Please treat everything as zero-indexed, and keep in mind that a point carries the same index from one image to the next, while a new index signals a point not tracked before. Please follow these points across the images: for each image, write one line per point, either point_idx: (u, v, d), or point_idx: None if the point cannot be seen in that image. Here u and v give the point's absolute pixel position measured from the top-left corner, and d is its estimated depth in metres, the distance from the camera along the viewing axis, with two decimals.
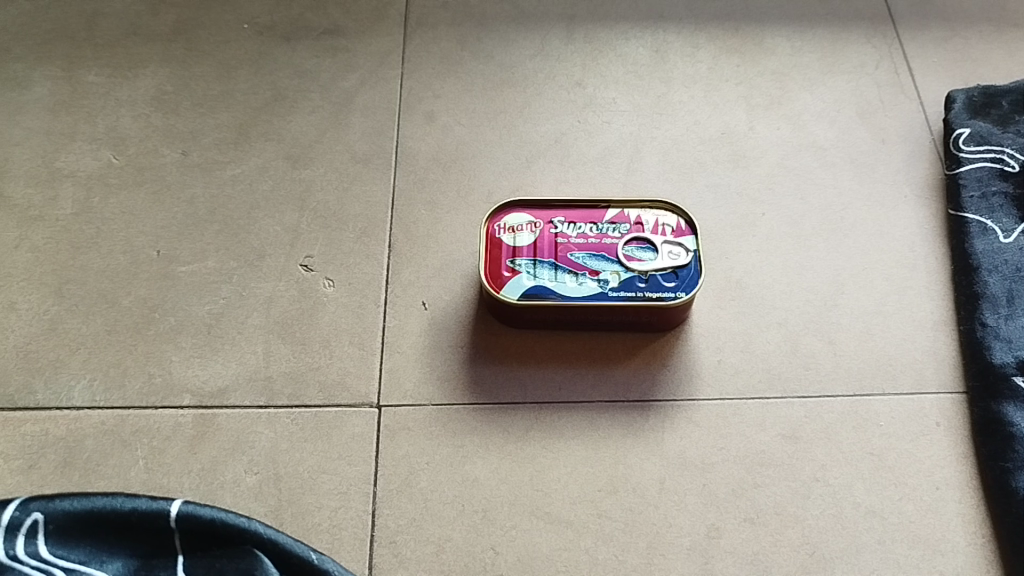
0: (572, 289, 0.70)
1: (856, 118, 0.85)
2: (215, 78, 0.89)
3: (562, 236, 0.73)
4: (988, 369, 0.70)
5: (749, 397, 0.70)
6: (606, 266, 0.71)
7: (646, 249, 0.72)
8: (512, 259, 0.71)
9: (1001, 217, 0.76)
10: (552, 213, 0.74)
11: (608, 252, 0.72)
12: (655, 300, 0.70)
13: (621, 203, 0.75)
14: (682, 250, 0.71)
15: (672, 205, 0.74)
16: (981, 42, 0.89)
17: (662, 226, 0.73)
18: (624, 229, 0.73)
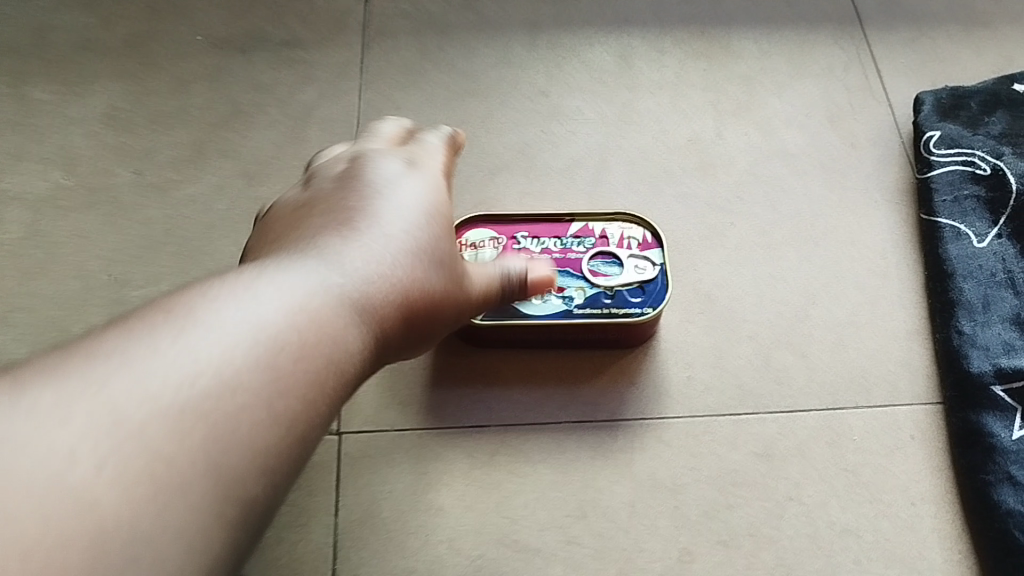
0: (537, 307, 0.68)
1: (825, 123, 0.83)
2: (169, 93, 0.86)
3: (525, 252, 0.71)
4: (966, 379, 0.68)
5: (720, 415, 0.69)
6: (571, 282, 0.69)
7: (611, 263, 0.70)
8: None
9: (974, 221, 0.75)
10: (516, 229, 0.72)
11: (573, 267, 0.70)
12: (622, 316, 0.67)
13: (586, 217, 0.73)
14: (648, 264, 0.69)
15: (638, 217, 0.72)
16: (949, 43, 0.88)
17: (628, 239, 0.71)
18: (589, 244, 0.71)
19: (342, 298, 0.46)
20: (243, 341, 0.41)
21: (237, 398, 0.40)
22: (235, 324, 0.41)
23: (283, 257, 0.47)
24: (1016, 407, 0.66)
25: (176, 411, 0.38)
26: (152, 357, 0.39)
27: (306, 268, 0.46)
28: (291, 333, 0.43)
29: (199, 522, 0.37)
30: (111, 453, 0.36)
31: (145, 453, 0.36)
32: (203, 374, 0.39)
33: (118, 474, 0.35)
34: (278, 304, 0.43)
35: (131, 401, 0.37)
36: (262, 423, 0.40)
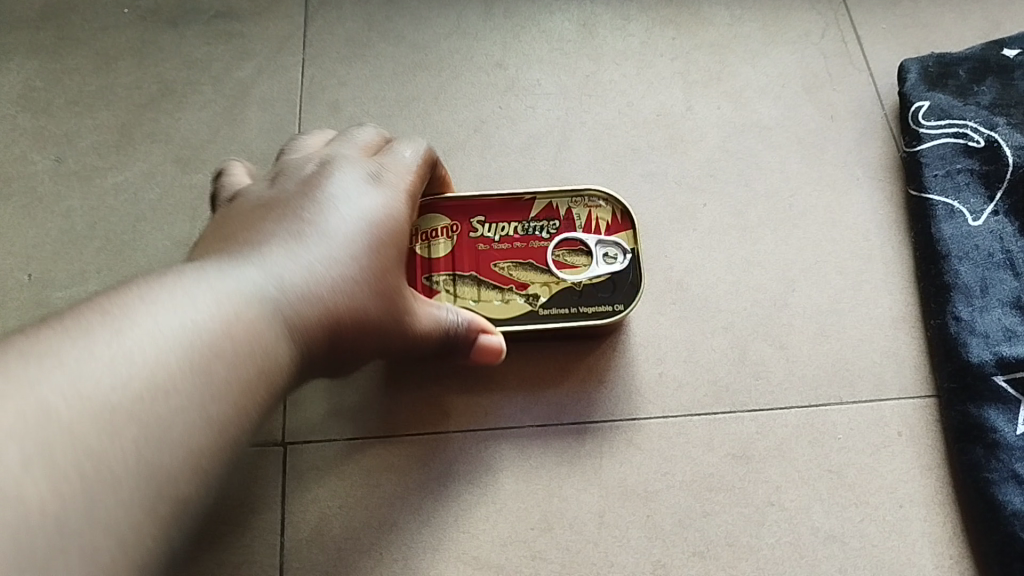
0: (499, 310, 0.63)
1: (802, 94, 0.78)
2: (92, 71, 0.79)
3: (483, 241, 0.65)
4: (965, 369, 0.63)
5: (695, 414, 0.64)
6: (535, 277, 0.63)
7: (578, 251, 0.64)
8: (429, 275, 0.63)
9: (968, 198, 0.69)
10: (471, 212, 0.66)
11: (536, 258, 0.64)
12: (590, 316, 0.63)
13: (548, 193, 0.66)
14: (617, 253, 0.64)
15: (605, 193, 0.66)
16: (933, 4, 0.82)
17: (594, 220, 0.65)
18: (552, 228, 0.65)
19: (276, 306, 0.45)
20: (168, 345, 0.38)
21: (173, 401, 0.37)
22: (188, 325, 0.39)
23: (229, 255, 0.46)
24: (1020, 398, 0.61)
25: (168, 402, 0.37)
26: (105, 351, 0.36)
27: (245, 271, 0.45)
28: (249, 337, 0.42)
29: (155, 510, 0.36)
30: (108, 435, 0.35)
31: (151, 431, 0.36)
32: (142, 373, 0.37)
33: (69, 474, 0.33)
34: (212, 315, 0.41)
35: (79, 397, 0.34)
36: (227, 410, 0.40)
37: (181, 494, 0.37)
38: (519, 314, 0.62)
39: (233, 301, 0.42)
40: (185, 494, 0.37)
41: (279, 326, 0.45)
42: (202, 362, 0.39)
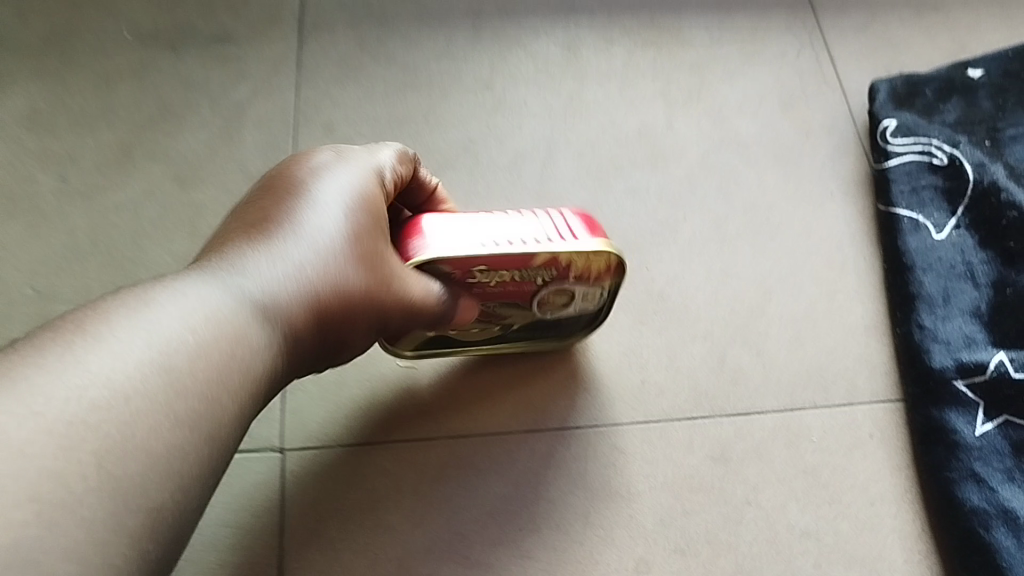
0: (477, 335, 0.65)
1: (778, 112, 0.81)
2: (94, 93, 0.82)
3: (478, 286, 0.60)
4: (928, 375, 0.66)
5: (676, 419, 0.67)
6: (516, 314, 0.63)
7: (562, 295, 0.63)
8: (426, 327, 0.60)
9: (932, 212, 0.73)
10: (472, 262, 0.58)
11: (522, 297, 0.62)
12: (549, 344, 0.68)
13: (549, 245, 0.58)
14: (596, 293, 0.63)
15: (608, 248, 0.60)
16: (902, 26, 0.85)
17: (589, 269, 0.61)
18: (548, 274, 0.60)
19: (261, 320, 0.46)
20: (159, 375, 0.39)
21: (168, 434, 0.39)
22: (174, 335, 0.41)
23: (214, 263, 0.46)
24: (978, 402, 0.65)
25: (168, 406, 0.39)
26: (102, 361, 0.38)
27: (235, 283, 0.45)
28: (240, 336, 0.44)
29: (171, 503, 0.38)
30: (119, 443, 0.36)
31: (156, 434, 0.38)
32: (131, 386, 0.38)
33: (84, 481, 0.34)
34: (203, 322, 0.42)
35: (80, 413, 0.36)
36: (226, 415, 0.42)
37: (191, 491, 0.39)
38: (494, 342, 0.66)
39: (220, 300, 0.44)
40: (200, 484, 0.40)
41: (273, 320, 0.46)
42: (199, 370, 0.41)
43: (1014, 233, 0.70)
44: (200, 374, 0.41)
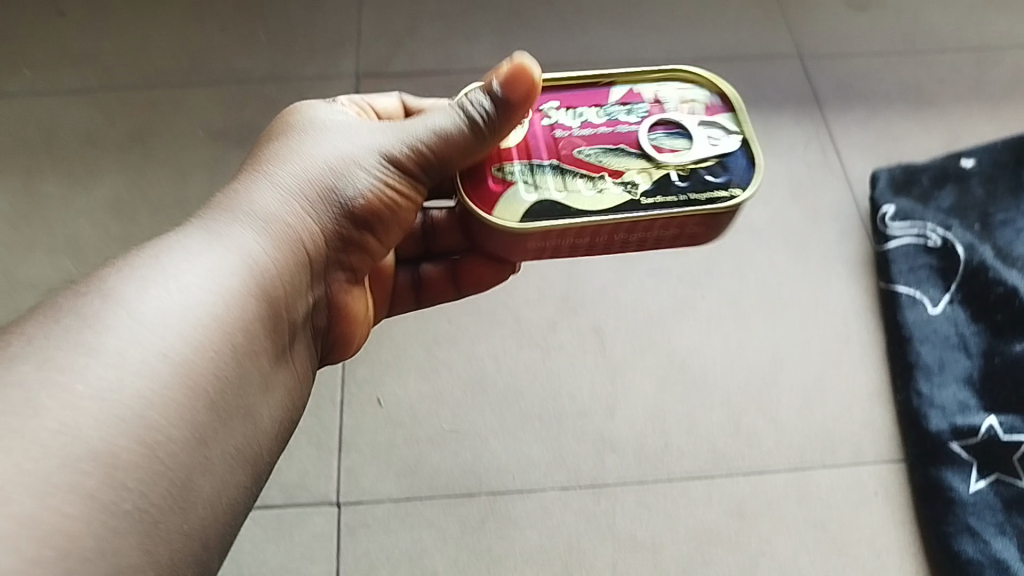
0: (592, 201, 0.49)
1: (789, 199, 0.88)
2: (172, 185, 0.92)
3: (562, 127, 0.52)
4: (926, 437, 0.73)
5: (696, 477, 0.73)
6: (631, 164, 0.50)
7: (675, 135, 0.52)
8: (497, 165, 0.51)
9: (928, 288, 0.81)
10: (543, 97, 0.53)
11: (628, 143, 0.51)
12: (704, 203, 0.49)
13: (630, 75, 0.54)
14: (718, 130, 0.52)
15: (696, 73, 0.55)
16: (900, 121, 0.93)
17: (689, 102, 0.54)
18: (640, 111, 0.53)
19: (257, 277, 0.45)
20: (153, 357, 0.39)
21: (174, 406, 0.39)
22: (164, 310, 0.40)
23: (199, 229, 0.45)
24: (971, 461, 0.72)
25: (159, 340, 0.39)
26: (77, 319, 0.39)
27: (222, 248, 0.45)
28: (230, 258, 0.44)
29: (185, 428, 0.39)
30: (115, 381, 0.37)
31: (152, 360, 0.39)
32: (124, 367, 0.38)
33: (84, 420, 0.36)
34: (186, 257, 0.43)
35: (86, 405, 0.36)
36: (227, 360, 0.42)
37: (205, 417, 0.40)
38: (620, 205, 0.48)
39: (201, 233, 0.45)
40: (216, 408, 0.41)
41: (275, 237, 0.46)
42: (192, 320, 0.41)
43: (1002, 306, 0.78)
44: (191, 298, 0.42)
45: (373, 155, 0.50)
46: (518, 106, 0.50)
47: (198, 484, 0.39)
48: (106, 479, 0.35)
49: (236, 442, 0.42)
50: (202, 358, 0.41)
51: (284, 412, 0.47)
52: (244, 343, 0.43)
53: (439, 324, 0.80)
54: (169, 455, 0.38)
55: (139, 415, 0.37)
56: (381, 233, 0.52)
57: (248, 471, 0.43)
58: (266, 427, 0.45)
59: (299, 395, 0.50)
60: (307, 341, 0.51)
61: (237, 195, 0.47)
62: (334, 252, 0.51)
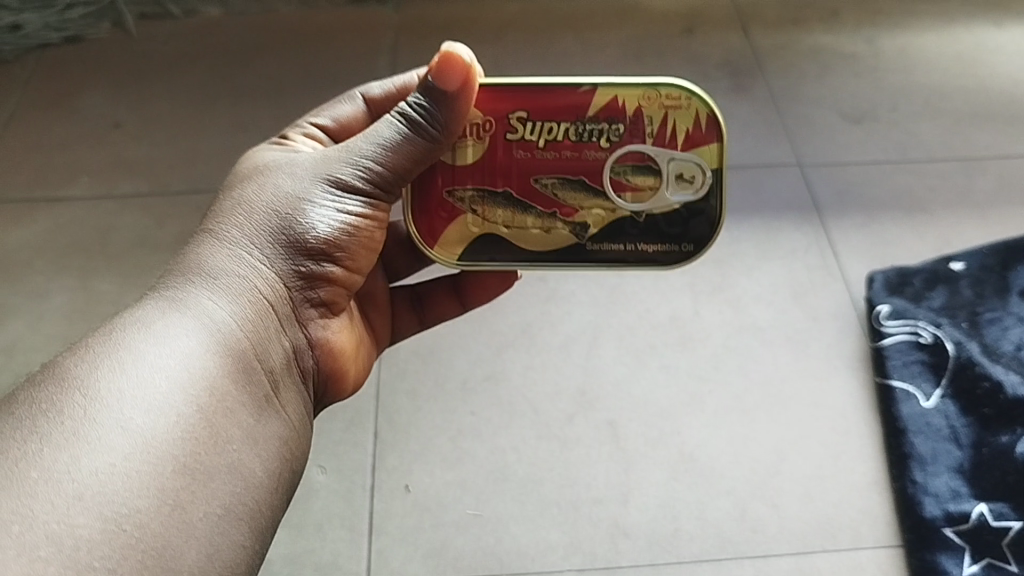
0: (539, 239, 0.56)
1: (791, 299, 0.94)
2: None
3: (524, 147, 0.55)
4: (922, 523, 0.78)
5: (705, 560, 0.78)
6: (585, 200, 0.56)
7: (644, 169, 0.55)
8: (448, 190, 0.57)
9: (920, 382, 0.86)
10: (511, 104, 0.55)
11: (588, 174, 0.55)
12: (648, 255, 0.56)
13: (616, 84, 0.54)
14: (689, 169, 0.55)
15: (687, 90, 0.54)
16: (894, 226, 1.00)
17: (671, 125, 0.55)
18: (615, 132, 0.55)
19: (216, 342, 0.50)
20: (123, 430, 0.44)
21: (149, 472, 0.44)
22: (128, 389, 0.45)
23: (163, 311, 0.50)
24: (965, 546, 0.77)
25: (124, 415, 0.44)
26: (40, 412, 0.44)
27: (184, 324, 0.50)
28: (181, 328, 0.49)
29: (152, 496, 0.43)
30: (72, 467, 0.42)
31: (108, 437, 0.43)
32: (95, 448, 0.43)
33: (42, 507, 0.40)
34: (147, 337, 0.48)
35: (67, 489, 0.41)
36: (199, 421, 0.47)
37: (184, 477, 0.45)
38: (561, 247, 0.56)
39: (156, 311, 0.50)
40: (186, 471, 0.45)
41: (230, 305, 0.52)
42: (156, 394, 0.46)
43: (988, 401, 0.83)
44: (142, 372, 0.46)
45: (329, 200, 0.55)
46: (460, 94, 0.53)
47: (178, 548, 0.43)
48: (68, 560, 0.40)
49: (220, 498, 0.46)
50: (159, 425, 0.45)
51: (280, 459, 0.51)
52: (208, 403, 0.47)
53: (462, 415, 0.86)
54: (138, 528, 0.42)
55: (98, 492, 0.42)
56: (351, 262, 0.57)
57: (243, 528, 0.47)
58: (259, 479, 0.49)
59: (297, 437, 0.54)
60: (298, 381, 0.56)
61: (195, 273, 0.53)
62: (303, 297, 0.56)
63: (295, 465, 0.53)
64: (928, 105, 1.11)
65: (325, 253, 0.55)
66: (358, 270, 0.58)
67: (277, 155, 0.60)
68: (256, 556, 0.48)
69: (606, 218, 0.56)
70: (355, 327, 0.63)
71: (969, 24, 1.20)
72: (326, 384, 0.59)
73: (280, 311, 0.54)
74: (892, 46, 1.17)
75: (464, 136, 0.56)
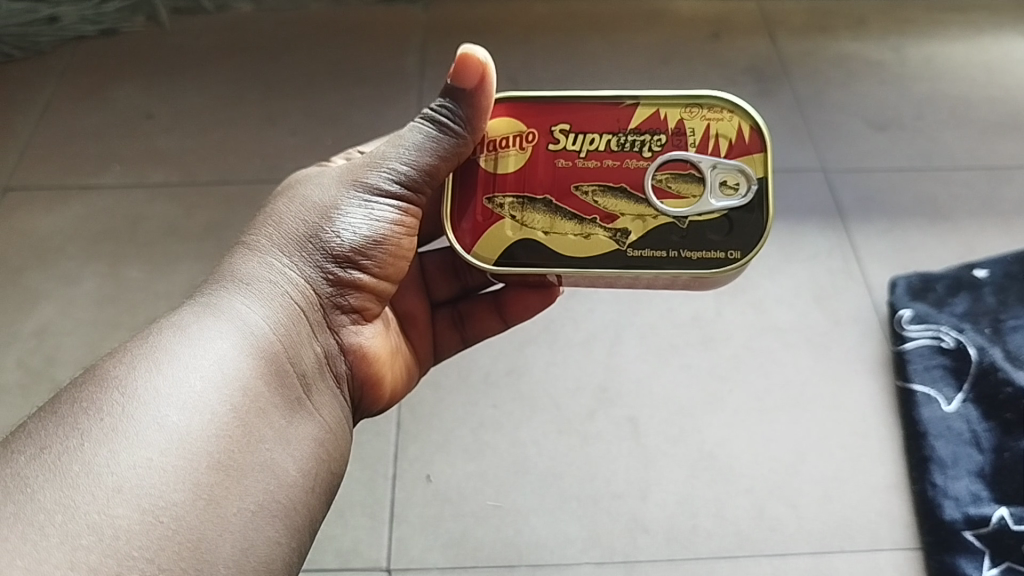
0: (578, 246, 0.54)
1: (813, 302, 0.94)
2: None
3: (565, 156, 0.55)
4: (941, 526, 0.79)
5: (722, 557, 0.79)
6: (626, 207, 0.54)
7: (687, 176, 0.54)
8: (488, 197, 0.55)
9: (942, 386, 0.86)
10: (553, 116, 0.56)
11: (630, 182, 0.54)
12: (694, 262, 0.53)
13: (656, 99, 0.55)
14: (735, 176, 0.53)
15: (729, 102, 0.54)
16: (918, 232, 1.00)
17: (713, 137, 0.54)
18: (657, 143, 0.54)
19: (250, 346, 0.51)
20: (161, 426, 0.45)
21: (186, 465, 0.44)
22: (165, 387, 0.46)
23: (198, 314, 0.51)
24: (984, 550, 0.77)
25: (162, 412, 0.45)
26: (79, 410, 0.45)
27: (220, 328, 0.51)
28: (217, 331, 0.50)
29: (189, 490, 0.44)
30: (111, 461, 0.43)
31: (146, 433, 0.44)
32: (135, 442, 0.44)
33: (84, 498, 0.41)
34: (183, 339, 0.49)
35: (108, 480, 0.42)
36: (234, 420, 0.47)
37: (219, 475, 0.45)
38: (602, 254, 0.53)
39: (191, 315, 0.51)
40: (222, 468, 0.46)
41: (263, 309, 0.53)
42: (192, 392, 0.47)
43: (1011, 405, 0.83)
44: (178, 372, 0.47)
45: (363, 214, 0.57)
46: (482, 101, 0.55)
47: (212, 542, 0.44)
48: (108, 549, 0.40)
49: (254, 494, 0.47)
50: (195, 423, 0.46)
51: (314, 460, 0.52)
52: (243, 403, 0.48)
53: (484, 408, 0.87)
54: (175, 520, 0.43)
55: (137, 485, 0.42)
56: (382, 270, 0.58)
57: (278, 525, 0.47)
58: (292, 478, 0.49)
59: (332, 438, 0.54)
60: (332, 386, 0.57)
61: (229, 281, 0.54)
62: (335, 306, 0.57)
63: (331, 467, 0.54)
64: (954, 115, 1.11)
65: (357, 259, 0.57)
66: (388, 279, 0.60)
67: (313, 172, 0.62)
68: (291, 555, 0.48)
69: (648, 225, 0.53)
70: (391, 338, 0.64)
71: (997, 35, 1.20)
72: (361, 392, 0.60)
73: (312, 316, 0.56)
74: (919, 55, 1.17)
75: (506, 146, 0.56)
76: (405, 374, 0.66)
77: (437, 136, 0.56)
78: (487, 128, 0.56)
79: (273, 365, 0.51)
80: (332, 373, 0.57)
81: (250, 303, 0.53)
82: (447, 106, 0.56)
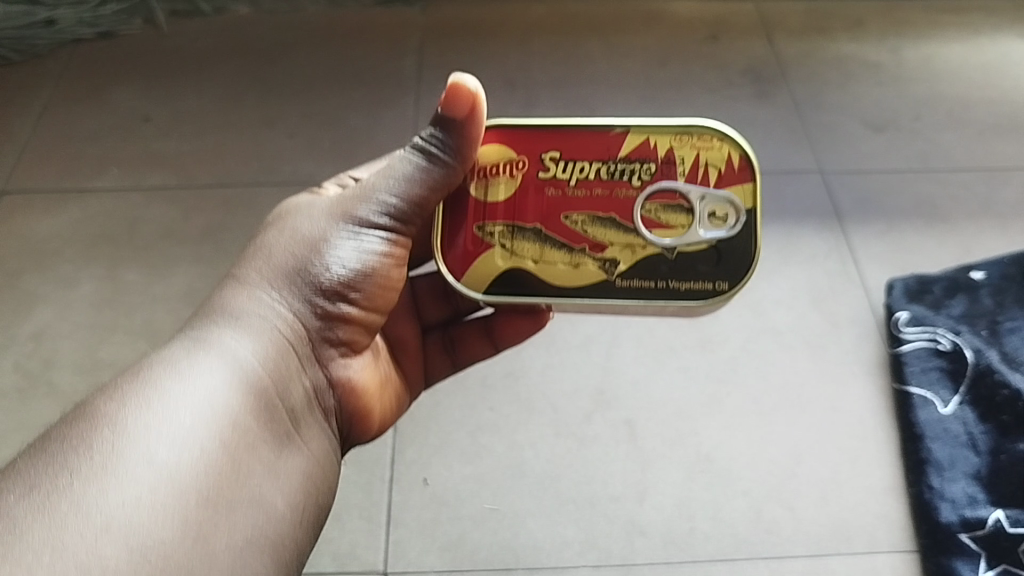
0: (567, 275, 0.54)
1: (810, 304, 0.94)
2: None
3: (554, 184, 0.54)
4: (937, 528, 0.79)
5: (719, 560, 0.79)
6: (615, 237, 0.53)
7: (675, 207, 0.53)
8: (478, 225, 0.55)
9: (939, 389, 0.86)
10: (542, 143, 0.54)
11: (620, 213, 0.54)
12: (682, 293, 0.53)
13: (646, 126, 0.53)
14: (723, 207, 0.52)
15: (719, 131, 0.52)
16: (915, 233, 1.00)
17: (703, 166, 0.53)
18: (646, 173, 0.53)
19: (240, 381, 0.51)
20: (149, 465, 0.45)
21: (173, 504, 0.45)
22: (154, 425, 0.47)
23: (189, 348, 0.52)
24: (980, 552, 0.77)
25: (150, 451, 0.46)
26: (70, 448, 0.45)
27: (210, 362, 0.51)
28: (206, 366, 0.50)
29: (176, 529, 0.44)
30: (99, 501, 0.43)
31: (134, 471, 0.45)
32: (123, 481, 0.44)
33: (72, 539, 0.42)
34: (173, 375, 0.49)
35: (95, 520, 0.42)
36: (222, 456, 0.48)
37: (206, 513, 0.46)
38: (591, 284, 0.53)
39: (181, 350, 0.51)
40: (210, 505, 0.46)
41: (252, 343, 0.53)
42: (180, 429, 0.47)
43: (1008, 408, 0.83)
44: (167, 410, 0.47)
45: (352, 246, 0.57)
46: (470, 136, 0.54)
47: None
48: None
49: (242, 531, 0.47)
50: (184, 461, 0.46)
51: (302, 493, 0.52)
52: (231, 439, 0.48)
53: (481, 412, 0.87)
54: (162, 560, 0.43)
55: (124, 526, 0.43)
56: (370, 302, 0.58)
57: (265, 559, 0.48)
58: (280, 512, 0.50)
59: (320, 471, 0.55)
60: (320, 419, 0.57)
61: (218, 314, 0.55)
62: (323, 339, 0.57)
63: (319, 498, 0.54)
64: (951, 115, 1.11)
65: (345, 292, 0.57)
66: (377, 311, 0.59)
67: (306, 199, 0.62)
68: None
69: (637, 256, 0.53)
70: (380, 368, 0.64)
71: (994, 36, 1.20)
72: (349, 423, 0.60)
73: (300, 350, 0.56)
74: (917, 55, 1.17)
75: (497, 172, 0.55)
76: (395, 402, 0.67)
77: (427, 167, 0.56)
78: (477, 155, 0.55)
79: (262, 399, 0.52)
80: (319, 407, 0.57)
81: (241, 337, 0.53)
82: (437, 135, 0.56)
